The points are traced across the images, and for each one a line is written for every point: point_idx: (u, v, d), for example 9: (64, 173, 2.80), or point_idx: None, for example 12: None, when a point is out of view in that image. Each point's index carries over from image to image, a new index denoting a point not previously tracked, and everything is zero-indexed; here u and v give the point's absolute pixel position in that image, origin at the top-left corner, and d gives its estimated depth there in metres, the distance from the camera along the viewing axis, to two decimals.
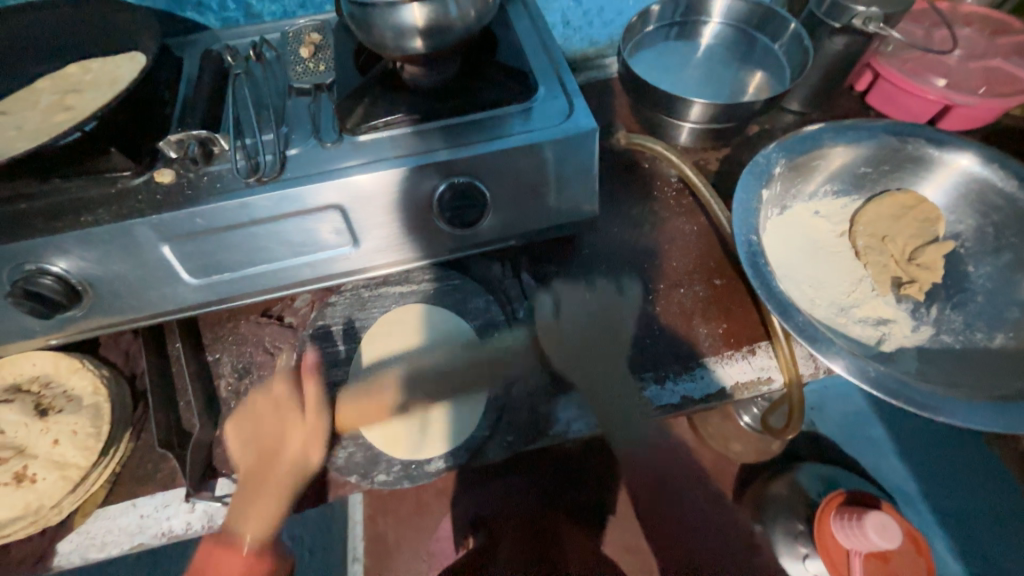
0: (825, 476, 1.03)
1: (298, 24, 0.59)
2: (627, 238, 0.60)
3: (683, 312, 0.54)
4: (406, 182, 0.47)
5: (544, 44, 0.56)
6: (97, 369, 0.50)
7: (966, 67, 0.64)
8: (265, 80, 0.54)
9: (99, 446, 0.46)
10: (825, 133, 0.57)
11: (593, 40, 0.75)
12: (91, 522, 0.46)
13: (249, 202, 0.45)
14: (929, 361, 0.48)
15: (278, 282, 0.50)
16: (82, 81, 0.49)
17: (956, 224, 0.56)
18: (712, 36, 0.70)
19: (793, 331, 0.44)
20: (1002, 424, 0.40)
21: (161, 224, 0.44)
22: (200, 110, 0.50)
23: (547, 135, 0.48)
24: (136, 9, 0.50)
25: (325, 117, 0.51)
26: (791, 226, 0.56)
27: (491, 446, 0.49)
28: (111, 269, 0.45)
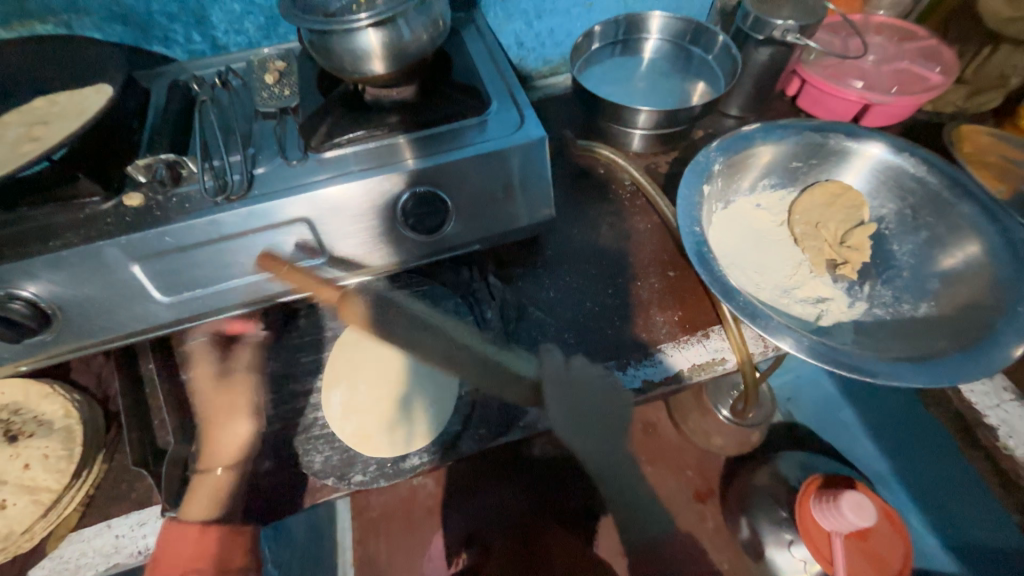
0: (803, 463, 1.06)
1: (263, 53, 0.62)
2: (587, 238, 0.64)
3: (641, 303, 0.58)
4: (370, 194, 0.50)
5: (496, 63, 0.60)
6: (68, 393, 0.50)
7: (880, 70, 0.71)
8: (232, 106, 0.57)
9: (72, 468, 0.46)
10: (757, 133, 0.62)
11: (547, 59, 0.81)
12: (64, 547, 0.46)
13: (218, 219, 0.47)
14: (864, 332, 0.52)
15: (250, 296, 0.52)
16: (50, 113, 0.51)
17: (880, 208, 0.61)
18: (654, 51, 0.76)
19: (736, 310, 0.48)
20: (927, 381, 0.44)
21: (130, 244, 0.46)
22: (168, 136, 0.52)
23: (500, 144, 0.52)
24: (103, 44, 0.53)
25: (290, 137, 0.54)
26: (734, 218, 0.60)
27: (464, 441, 0.50)
28: (80, 291, 0.46)
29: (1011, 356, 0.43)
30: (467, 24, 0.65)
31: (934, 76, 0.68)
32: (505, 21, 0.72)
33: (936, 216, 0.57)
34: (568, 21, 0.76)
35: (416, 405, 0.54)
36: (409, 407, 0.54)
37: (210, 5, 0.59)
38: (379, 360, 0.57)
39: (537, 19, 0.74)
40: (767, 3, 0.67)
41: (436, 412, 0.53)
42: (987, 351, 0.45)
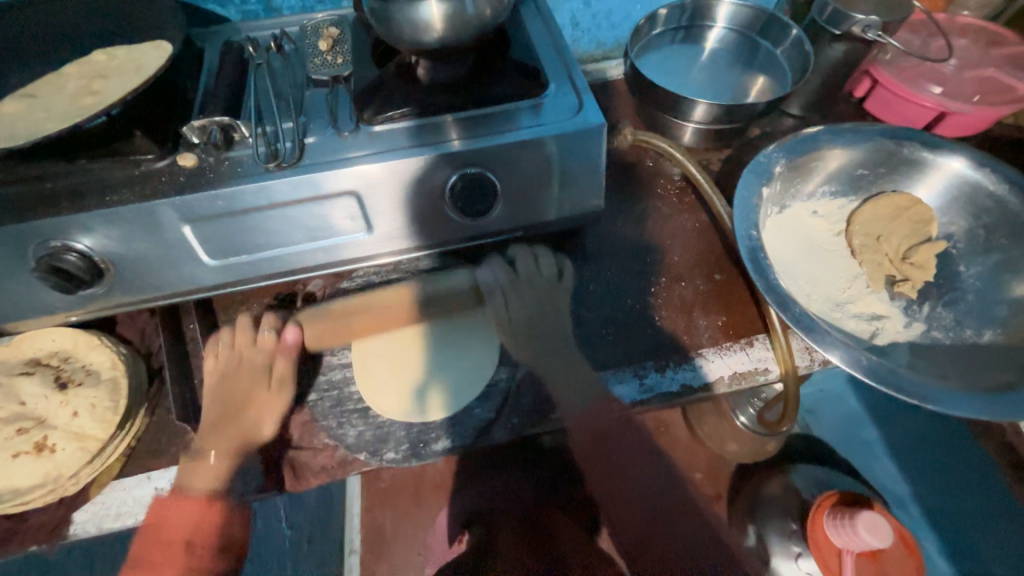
0: (820, 478, 1.01)
1: (317, 17, 0.61)
2: (632, 232, 0.62)
3: (684, 304, 0.56)
4: (420, 172, 0.49)
5: (554, 43, 0.58)
6: (114, 345, 0.51)
7: (962, 76, 0.66)
8: (284, 71, 0.56)
9: (116, 420, 0.48)
10: (823, 135, 0.59)
11: (601, 42, 0.77)
12: (107, 493, 0.47)
13: (270, 186, 0.46)
14: (919, 354, 0.50)
15: (294, 266, 0.52)
16: (108, 67, 0.51)
17: (948, 225, 0.58)
18: (716, 40, 0.72)
19: (790, 321, 0.46)
20: (985, 411, 0.42)
21: (183, 205, 0.46)
22: (222, 97, 0.51)
23: (555, 130, 0.50)
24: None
25: (342, 107, 0.53)
26: (790, 223, 0.58)
27: (495, 428, 0.51)
28: (132, 248, 0.47)
29: None
30: (526, 0, 0.62)
31: (1022, 86, 0.63)
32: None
33: (1010, 238, 0.54)
34: (629, 3, 0.72)
35: (432, 381, 0.55)
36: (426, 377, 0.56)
37: None
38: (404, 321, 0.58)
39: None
40: None
41: (459, 386, 0.54)
42: None
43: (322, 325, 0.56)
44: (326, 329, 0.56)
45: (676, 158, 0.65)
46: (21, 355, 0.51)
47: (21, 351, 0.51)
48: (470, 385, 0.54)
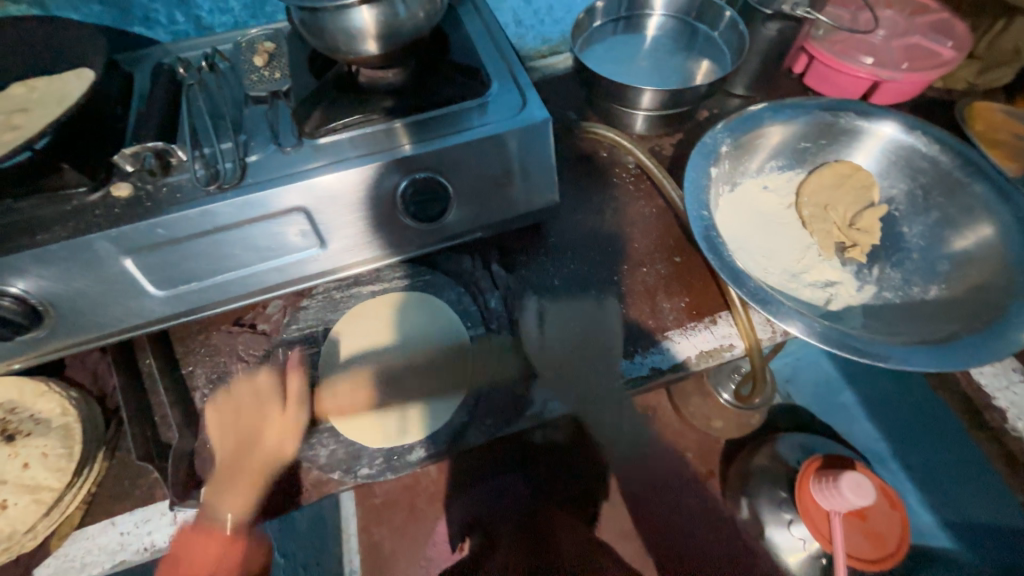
0: (804, 445, 1.03)
1: (251, 33, 0.59)
2: (591, 223, 0.63)
3: (647, 289, 0.57)
4: (369, 182, 0.49)
5: (495, 42, 0.58)
6: (64, 390, 0.49)
7: (891, 45, 0.69)
8: (220, 91, 0.54)
9: (72, 467, 0.46)
10: (765, 112, 0.60)
11: (546, 38, 0.78)
12: (70, 544, 0.46)
13: (212, 209, 0.45)
14: (873, 316, 0.52)
15: (248, 289, 0.51)
16: (29, 100, 0.48)
17: (889, 189, 0.60)
18: (656, 28, 0.73)
19: (746, 296, 0.47)
20: (936, 363, 0.44)
21: (121, 237, 0.44)
22: (155, 122, 0.49)
23: (501, 129, 0.50)
24: (83, 27, 0.50)
25: (283, 122, 0.52)
26: (741, 201, 0.59)
27: (470, 432, 0.50)
28: (70, 286, 0.45)
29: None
30: (465, 1, 0.62)
31: (946, 51, 0.66)
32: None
33: (946, 196, 0.56)
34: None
35: (414, 392, 0.53)
36: (402, 387, 0.54)
37: None
38: (373, 337, 0.55)
39: None
40: None
41: (439, 397, 0.52)
42: (999, 334, 0.45)
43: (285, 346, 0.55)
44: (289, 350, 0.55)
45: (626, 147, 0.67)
46: None
47: None
48: (449, 394, 0.53)
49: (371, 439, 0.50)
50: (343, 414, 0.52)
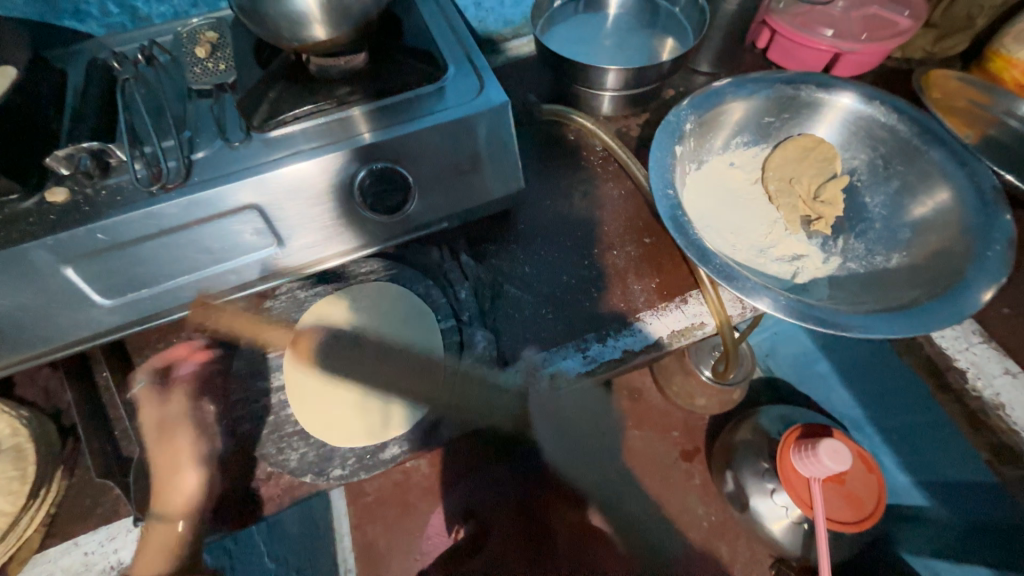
0: (784, 416, 1.05)
1: (192, 22, 0.56)
2: (560, 208, 0.62)
3: (618, 271, 0.57)
4: (324, 175, 0.47)
5: (450, 24, 0.56)
6: (14, 410, 0.47)
7: (850, 16, 0.69)
8: (161, 85, 0.51)
9: (26, 489, 0.44)
10: (728, 88, 0.60)
11: (508, 20, 0.76)
12: (30, 567, 0.44)
13: (157, 211, 0.43)
14: (838, 286, 0.53)
15: (205, 293, 0.49)
16: None
17: (851, 160, 0.61)
18: (618, 5, 0.72)
19: (713, 273, 0.47)
20: (897, 329, 0.44)
21: (59, 245, 0.42)
22: (91, 122, 0.46)
23: (459, 114, 0.48)
24: (2, 22, 0.47)
25: (230, 116, 0.49)
26: (708, 179, 0.59)
27: (445, 425, 0.49)
28: (9, 301, 0.42)
29: (981, 300, 0.45)
30: None
31: (902, 20, 0.67)
32: None
33: (905, 164, 0.57)
34: None
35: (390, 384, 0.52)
36: (378, 382, 0.52)
37: None
38: (342, 335, 0.54)
39: None
40: None
41: (415, 389, 0.51)
42: (956, 298, 0.45)
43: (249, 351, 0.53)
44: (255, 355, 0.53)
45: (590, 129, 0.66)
46: None
47: None
48: (426, 385, 0.51)
49: (348, 439, 0.49)
50: (315, 415, 0.50)
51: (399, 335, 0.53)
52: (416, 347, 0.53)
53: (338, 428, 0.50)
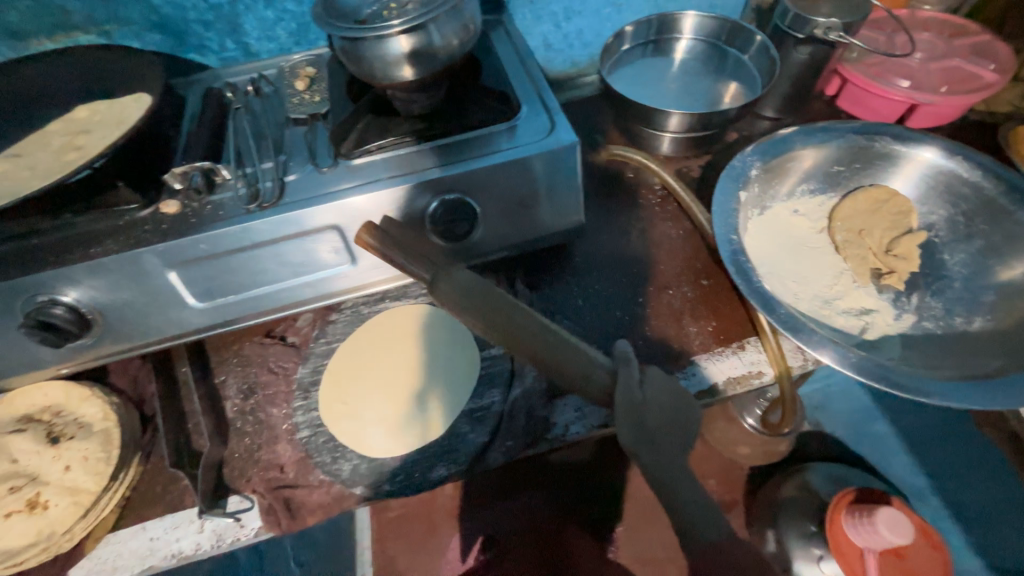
0: (837, 475, 0.98)
1: (294, 58, 0.62)
2: (616, 244, 0.63)
3: (673, 311, 0.56)
4: (399, 202, 0.50)
5: (525, 66, 0.60)
6: (107, 395, 0.51)
7: (928, 68, 0.68)
8: (264, 112, 0.57)
9: (110, 470, 0.47)
10: (796, 136, 0.59)
11: (575, 61, 0.79)
12: (102, 547, 0.47)
13: (252, 226, 0.47)
14: (912, 346, 0.50)
15: (282, 302, 0.54)
16: (92, 122, 0.52)
17: (928, 215, 0.58)
18: (686, 51, 0.74)
19: (776, 322, 0.45)
20: (983, 400, 0.41)
21: (166, 251, 0.46)
22: (204, 143, 0.52)
23: (530, 151, 0.51)
24: (142, 54, 0.54)
25: (321, 144, 0.54)
26: (771, 225, 0.58)
27: (491, 452, 0.49)
28: (118, 296, 0.48)
29: None
30: (497, 27, 0.64)
31: (988, 74, 0.65)
32: (534, 23, 0.71)
33: (990, 224, 0.54)
34: (598, 22, 0.74)
35: (431, 395, 0.54)
36: (423, 397, 0.54)
37: (244, 13, 0.60)
38: (394, 346, 0.57)
39: (566, 20, 0.73)
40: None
41: (447, 400, 0.53)
42: None
43: (313, 359, 0.56)
44: (317, 363, 0.56)
45: (653, 169, 0.67)
46: (13, 413, 0.50)
47: (14, 408, 0.50)
48: (456, 399, 0.53)
49: (389, 450, 0.50)
50: (360, 420, 0.52)
51: (437, 351, 0.57)
52: (448, 359, 0.56)
53: (384, 433, 0.51)
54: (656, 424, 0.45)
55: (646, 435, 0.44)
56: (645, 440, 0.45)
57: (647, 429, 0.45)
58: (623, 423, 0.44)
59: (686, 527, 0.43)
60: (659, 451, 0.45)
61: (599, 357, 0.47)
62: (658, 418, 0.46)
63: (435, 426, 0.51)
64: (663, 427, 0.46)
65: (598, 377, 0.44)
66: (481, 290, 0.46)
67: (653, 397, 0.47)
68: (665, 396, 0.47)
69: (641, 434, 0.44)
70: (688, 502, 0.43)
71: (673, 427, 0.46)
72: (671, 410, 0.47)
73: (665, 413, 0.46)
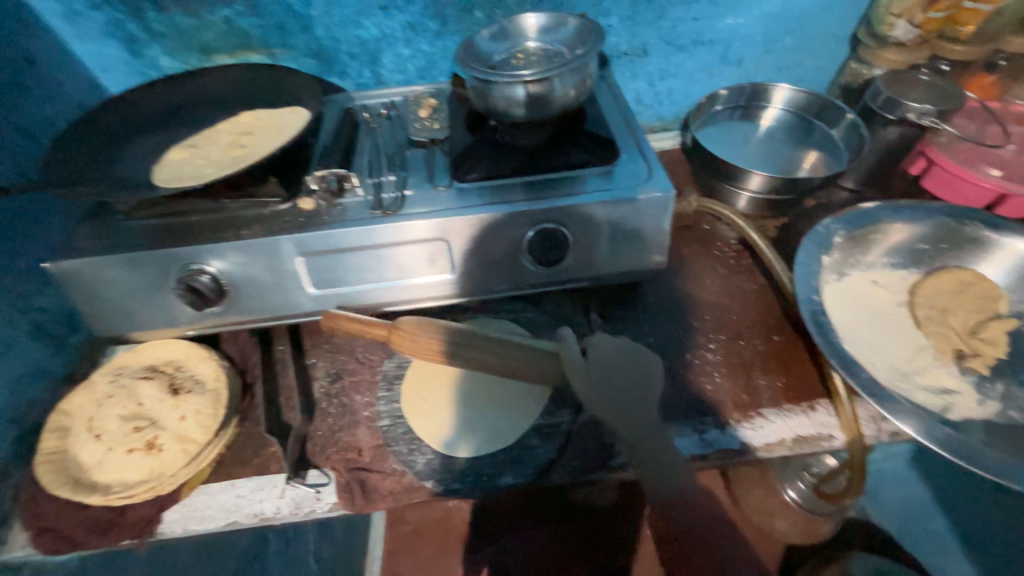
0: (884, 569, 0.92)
1: (418, 89, 0.71)
2: (689, 290, 0.65)
3: (743, 362, 0.58)
4: (503, 225, 0.55)
5: (624, 116, 0.65)
6: (221, 359, 0.58)
7: (1021, 160, 0.69)
8: (389, 133, 0.65)
9: (216, 426, 0.52)
10: (883, 211, 0.62)
11: (661, 116, 0.84)
12: (196, 496, 0.51)
13: (376, 229, 0.53)
14: (997, 433, 0.49)
15: (382, 300, 0.59)
16: (254, 126, 0.61)
17: (1017, 304, 0.58)
18: (772, 119, 0.78)
19: (858, 386, 0.47)
20: None
21: (301, 241, 0.53)
22: (340, 153, 0.60)
23: (629, 193, 0.55)
24: (303, 74, 0.63)
25: (438, 165, 0.61)
26: (849, 291, 0.59)
27: (556, 470, 0.51)
28: (253, 274, 0.55)
29: None
30: (600, 80, 0.71)
31: None
32: (630, 79, 0.78)
33: None
34: (689, 84, 0.80)
35: (502, 404, 0.56)
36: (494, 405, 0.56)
37: (385, 49, 0.70)
38: None
39: (660, 80, 0.79)
40: (898, 83, 0.69)
41: (517, 411, 0.55)
42: None
43: (397, 355, 0.61)
44: (399, 360, 0.61)
45: (737, 224, 0.68)
46: (143, 362, 0.57)
47: (143, 357, 0.58)
48: (526, 412, 0.55)
49: (462, 450, 0.53)
50: (435, 419, 0.55)
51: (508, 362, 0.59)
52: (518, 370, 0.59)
53: (457, 435, 0.54)
54: (618, 385, 0.50)
55: (608, 402, 0.49)
56: (603, 404, 0.49)
57: (607, 391, 0.49)
58: (580, 383, 0.49)
59: (650, 478, 0.47)
60: (621, 417, 0.49)
61: (542, 346, 0.53)
62: (616, 385, 0.49)
63: (506, 435, 0.53)
64: (620, 387, 0.50)
65: (552, 367, 0.51)
66: (456, 332, 0.53)
67: (615, 362, 0.51)
68: (621, 356, 0.52)
69: (602, 398, 0.49)
70: (654, 453, 0.47)
71: (636, 397, 0.49)
72: (629, 371, 0.51)
73: (603, 386, 0.49)
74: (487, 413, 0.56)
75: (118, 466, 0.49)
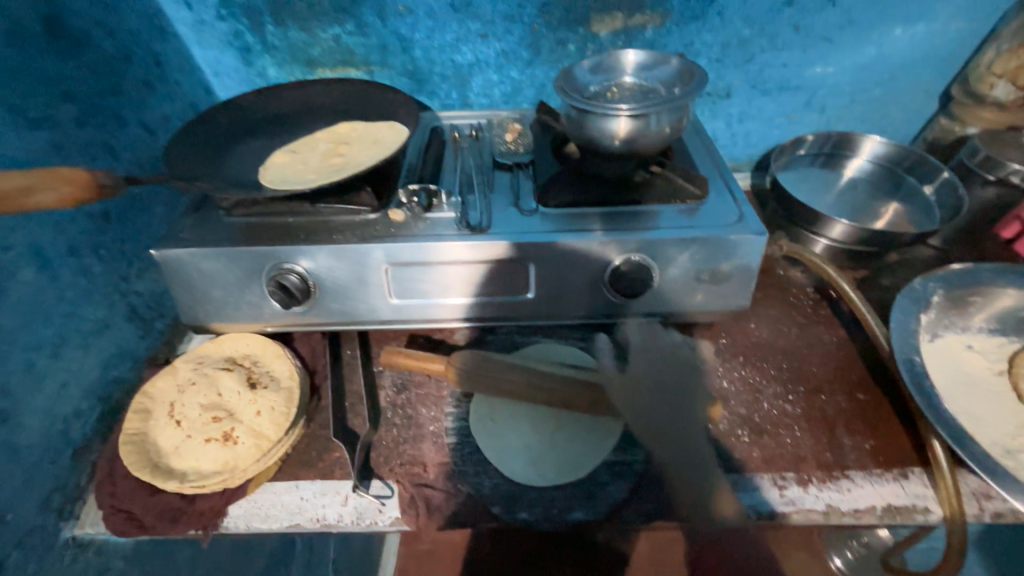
0: None
1: (502, 114, 0.73)
2: (764, 335, 0.64)
3: (826, 417, 0.55)
4: (589, 252, 0.55)
5: (710, 156, 0.65)
6: (295, 358, 0.58)
7: None
8: (475, 154, 0.67)
9: (288, 424, 0.53)
10: (990, 274, 0.62)
11: (733, 157, 0.84)
12: (260, 492, 0.52)
13: (464, 245, 0.54)
14: None
15: (456, 315, 0.59)
16: (351, 137, 0.64)
17: None
18: (858, 170, 0.76)
19: (970, 459, 0.44)
20: None
21: (390, 250, 0.54)
22: (429, 169, 0.62)
23: (720, 232, 0.54)
24: (400, 92, 0.66)
25: (523, 188, 0.62)
26: (942, 354, 0.56)
27: (628, 511, 0.49)
28: (339, 278, 0.56)
29: None
30: None
31: None
32: (709, 119, 0.78)
33: None
34: (767, 128, 0.80)
35: (570, 434, 0.54)
36: (562, 434, 0.54)
37: (476, 74, 0.72)
38: None
39: (739, 122, 0.79)
40: (994, 143, 0.69)
41: (586, 443, 0.53)
42: None
43: None
44: None
45: (828, 273, 0.64)
46: (221, 353, 0.59)
47: (222, 349, 0.59)
48: (596, 445, 0.53)
49: (529, 480, 0.51)
50: (500, 444, 0.53)
51: None
52: None
53: (523, 463, 0.52)
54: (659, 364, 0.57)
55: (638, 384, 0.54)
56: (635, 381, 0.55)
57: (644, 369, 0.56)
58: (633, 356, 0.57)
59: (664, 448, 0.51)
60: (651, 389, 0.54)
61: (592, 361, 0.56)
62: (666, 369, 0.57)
63: (575, 469, 0.51)
64: (656, 375, 0.56)
65: (590, 394, 0.53)
66: (487, 364, 0.56)
67: (648, 347, 0.58)
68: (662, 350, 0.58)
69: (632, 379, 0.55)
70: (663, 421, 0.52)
71: (675, 374, 0.56)
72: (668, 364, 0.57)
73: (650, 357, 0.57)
74: (554, 442, 0.54)
75: (195, 454, 0.50)
